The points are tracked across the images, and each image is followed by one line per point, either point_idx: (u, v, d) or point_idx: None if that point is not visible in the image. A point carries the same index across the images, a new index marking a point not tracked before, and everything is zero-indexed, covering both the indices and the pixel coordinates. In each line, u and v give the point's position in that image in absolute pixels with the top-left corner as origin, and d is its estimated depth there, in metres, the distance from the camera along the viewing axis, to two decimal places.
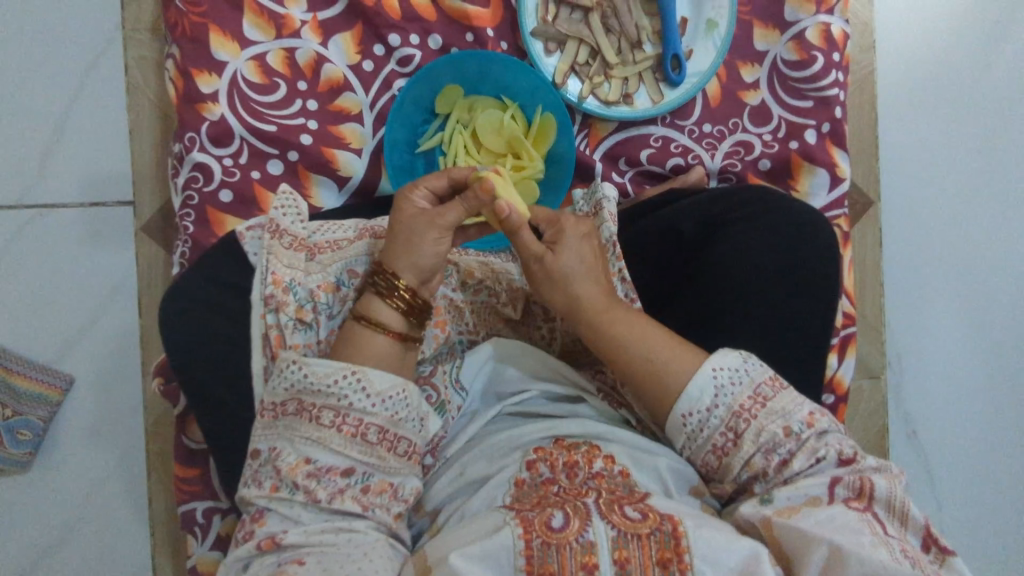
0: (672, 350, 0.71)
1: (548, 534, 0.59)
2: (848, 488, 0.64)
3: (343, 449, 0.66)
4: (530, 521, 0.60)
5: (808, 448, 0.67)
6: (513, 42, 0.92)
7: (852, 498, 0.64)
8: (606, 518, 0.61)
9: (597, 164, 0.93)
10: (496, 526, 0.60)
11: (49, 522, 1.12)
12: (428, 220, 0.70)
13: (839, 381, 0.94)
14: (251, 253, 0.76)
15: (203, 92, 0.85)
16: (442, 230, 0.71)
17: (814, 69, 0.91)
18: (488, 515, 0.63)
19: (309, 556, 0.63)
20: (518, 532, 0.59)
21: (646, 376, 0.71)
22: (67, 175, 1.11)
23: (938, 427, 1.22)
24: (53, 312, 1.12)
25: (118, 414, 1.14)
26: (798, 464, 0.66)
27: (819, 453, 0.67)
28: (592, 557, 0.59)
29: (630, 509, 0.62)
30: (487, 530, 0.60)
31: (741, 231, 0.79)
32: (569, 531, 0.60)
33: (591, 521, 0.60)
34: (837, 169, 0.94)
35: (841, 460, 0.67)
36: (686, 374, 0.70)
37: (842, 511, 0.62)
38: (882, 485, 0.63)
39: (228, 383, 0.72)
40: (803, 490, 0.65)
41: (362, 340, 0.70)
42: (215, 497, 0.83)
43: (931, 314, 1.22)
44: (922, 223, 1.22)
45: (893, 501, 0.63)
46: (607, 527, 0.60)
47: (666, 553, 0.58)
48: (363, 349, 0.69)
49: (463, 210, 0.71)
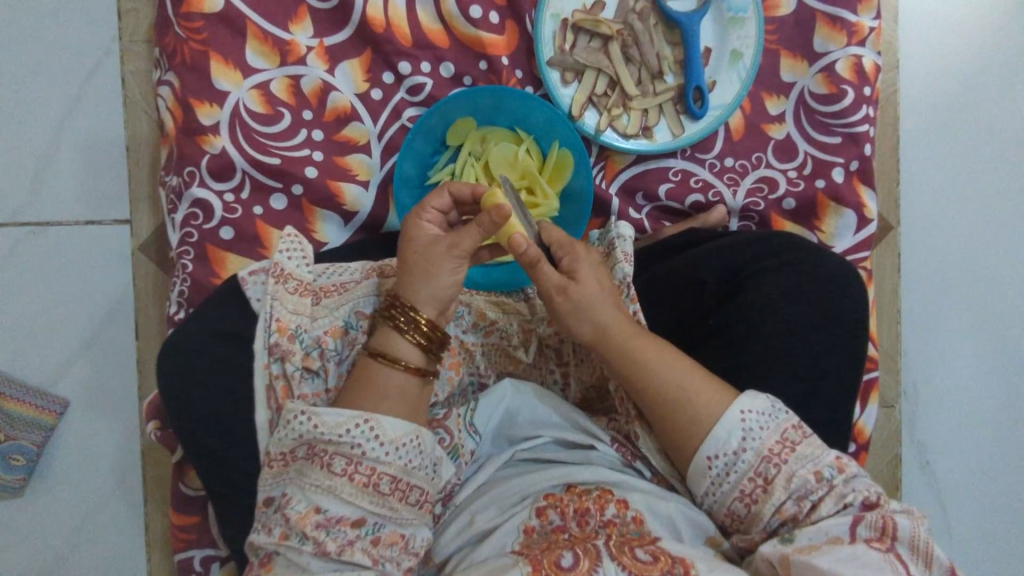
0: (703, 382, 0.67)
1: (557, 572, 0.56)
2: (870, 527, 0.60)
3: (354, 499, 0.61)
4: (539, 560, 0.58)
5: (836, 494, 0.62)
6: (528, 70, 0.90)
7: (875, 540, 0.59)
8: (616, 559, 0.58)
9: (614, 199, 0.93)
10: (503, 567, 0.58)
11: (40, 554, 1.05)
12: (447, 248, 0.65)
13: (861, 428, 1.00)
14: (253, 299, 0.72)
15: (203, 124, 0.85)
16: (460, 260, 0.65)
17: (844, 104, 0.92)
18: (499, 559, 0.60)
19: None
20: (527, 570, 0.56)
21: (680, 413, 0.66)
22: (62, 192, 1.03)
23: (953, 456, 1.15)
24: (44, 336, 1.03)
25: (110, 442, 1.05)
26: (825, 509, 0.62)
27: (847, 498, 0.62)
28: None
29: (641, 551, 0.60)
30: (493, 572, 0.57)
31: (772, 275, 0.76)
32: (578, 571, 0.57)
33: (602, 561, 0.58)
34: (865, 209, 0.95)
35: (865, 505, 0.62)
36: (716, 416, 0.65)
37: (864, 550, 0.57)
38: (906, 525, 0.59)
39: (225, 432, 0.69)
40: (824, 529, 0.60)
41: (376, 379, 0.65)
42: (215, 545, 0.86)
43: (950, 338, 1.14)
44: (958, 248, 1.12)
45: (917, 541, 0.58)
46: (616, 569, 0.57)
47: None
48: (377, 386, 0.64)
49: (478, 235, 0.63)
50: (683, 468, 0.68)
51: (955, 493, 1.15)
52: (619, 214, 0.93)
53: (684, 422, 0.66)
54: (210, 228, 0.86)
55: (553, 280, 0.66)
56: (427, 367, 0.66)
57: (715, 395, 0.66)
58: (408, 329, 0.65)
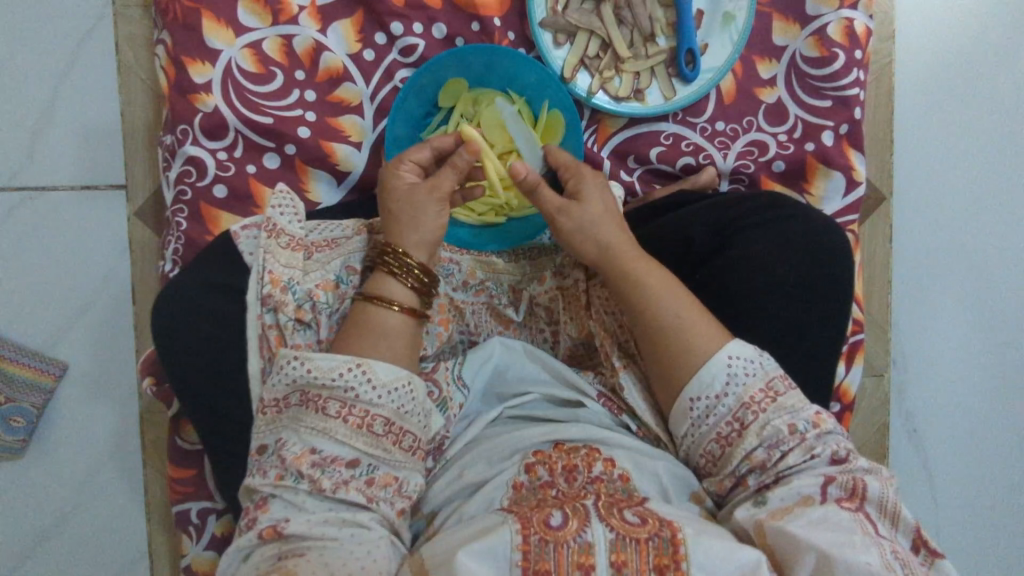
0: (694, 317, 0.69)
1: (546, 531, 0.57)
2: (841, 487, 0.61)
3: (349, 440, 0.62)
4: (529, 518, 0.58)
5: (806, 446, 0.64)
6: (521, 32, 0.90)
7: (845, 498, 0.61)
8: (604, 521, 0.58)
9: (605, 161, 0.93)
10: (495, 526, 0.58)
11: (41, 514, 1.07)
12: (428, 191, 0.69)
13: (845, 389, 1.01)
14: (246, 253, 0.73)
15: (195, 82, 0.85)
16: (443, 201, 0.69)
17: (835, 67, 0.93)
18: (488, 517, 0.60)
19: (310, 550, 0.58)
20: (516, 527, 0.57)
21: (667, 345, 0.69)
22: (61, 157, 1.03)
23: (941, 426, 1.16)
24: (42, 299, 1.04)
25: (110, 403, 1.07)
26: (793, 459, 0.64)
27: (816, 450, 0.64)
28: (590, 558, 0.56)
29: (630, 513, 0.60)
30: (485, 530, 0.57)
31: (758, 237, 0.77)
32: (567, 530, 0.57)
33: (590, 523, 0.58)
34: (853, 172, 0.95)
35: (833, 459, 0.64)
36: (694, 362, 0.67)
37: (835, 511, 0.59)
38: (876, 486, 0.61)
39: (221, 383, 0.71)
40: (797, 489, 0.62)
41: (370, 319, 0.67)
42: (210, 499, 0.88)
43: (944, 308, 1.14)
44: (954, 218, 1.12)
45: (885, 502, 0.61)
46: (605, 530, 0.57)
47: (664, 560, 0.56)
48: (375, 328, 0.66)
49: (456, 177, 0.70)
50: (667, 409, 0.70)
51: (939, 459, 1.16)
52: (610, 176, 0.94)
53: (673, 360, 0.68)
54: (203, 186, 0.86)
55: (552, 205, 0.72)
56: (422, 311, 0.69)
57: (695, 342, 0.67)
58: (402, 272, 0.68)
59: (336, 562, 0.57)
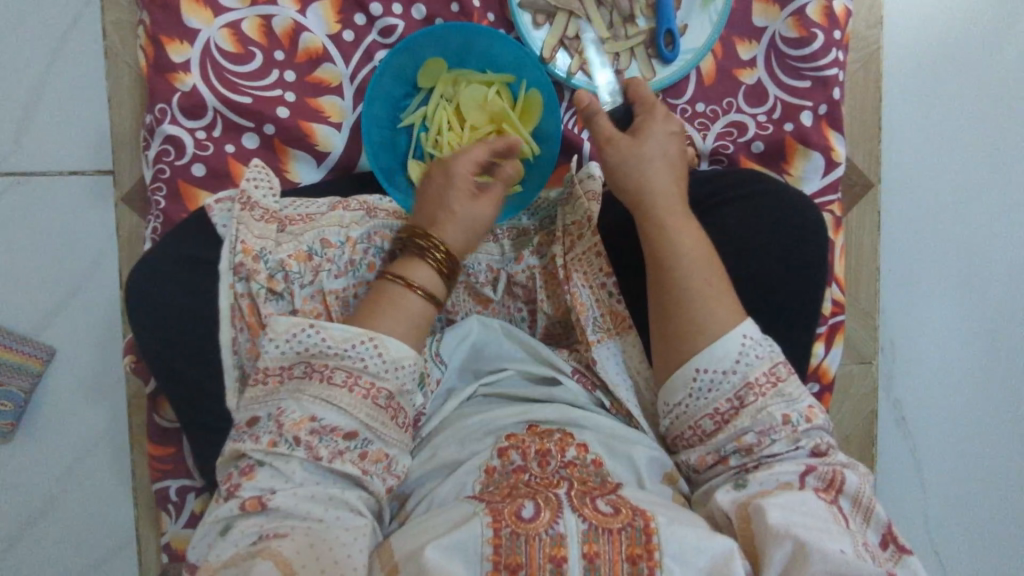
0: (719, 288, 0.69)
1: (516, 524, 0.56)
2: (819, 478, 0.62)
3: (352, 410, 0.62)
4: (499, 510, 0.57)
5: (793, 436, 0.65)
6: (501, 14, 0.91)
7: (822, 489, 0.62)
8: (577, 511, 0.58)
9: (585, 143, 0.94)
10: (464, 519, 0.57)
11: (28, 497, 1.07)
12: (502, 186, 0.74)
13: (823, 368, 1.01)
14: (219, 226, 0.74)
15: (174, 61, 0.86)
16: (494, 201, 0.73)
17: (814, 47, 0.92)
18: (460, 506, 0.60)
19: (292, 530, 0.59)
20: (487, 522, 0.56)
21: (675, 306, 0.69)
22: (48, 143, 1.04)
23: (927, 409, 1.16)
24: (28, 283, 1.05)
25: (95, 386, 1.07)
26: (778, 447, 0.65)
27: (800, 441, 0.65)
28: (562, 550, 0.55)
29: (602, 502, 0.59)
30: (454, 523, 0.57)
31: (732, 214, 0.77)
32: (538, 523, 0.57)
33: (563, 513, 0.57)
34: (832, 152, 0.95)
35: (815, 451, 0.65)
36: (709, 327, 0.67)
37: (814, 498, 0.60)
38: (853, 481, 0.62)
39: (198, 357, 0.72)
40: (776, 476, 0.63)
41: (396, 297, 0.67)
42: (191, 477, 0.89)
43: (930, 294, 1.14)
44: (938, 202, 1.12)
45: (860, 497, 0.62)
46: (577, 521, 0.57)
47: (636, 549, 0.55)
48: (394, 303, 0.66)
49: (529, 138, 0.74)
50: (664, 378, 0.70)
51: (926, 442, 1.16)
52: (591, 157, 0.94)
53: (686, 328, 0.68)
54: (182, 165, 0.87)
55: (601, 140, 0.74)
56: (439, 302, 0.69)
57: (701, 308, 0.68)
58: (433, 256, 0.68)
59: (321, 545, 0.58)
